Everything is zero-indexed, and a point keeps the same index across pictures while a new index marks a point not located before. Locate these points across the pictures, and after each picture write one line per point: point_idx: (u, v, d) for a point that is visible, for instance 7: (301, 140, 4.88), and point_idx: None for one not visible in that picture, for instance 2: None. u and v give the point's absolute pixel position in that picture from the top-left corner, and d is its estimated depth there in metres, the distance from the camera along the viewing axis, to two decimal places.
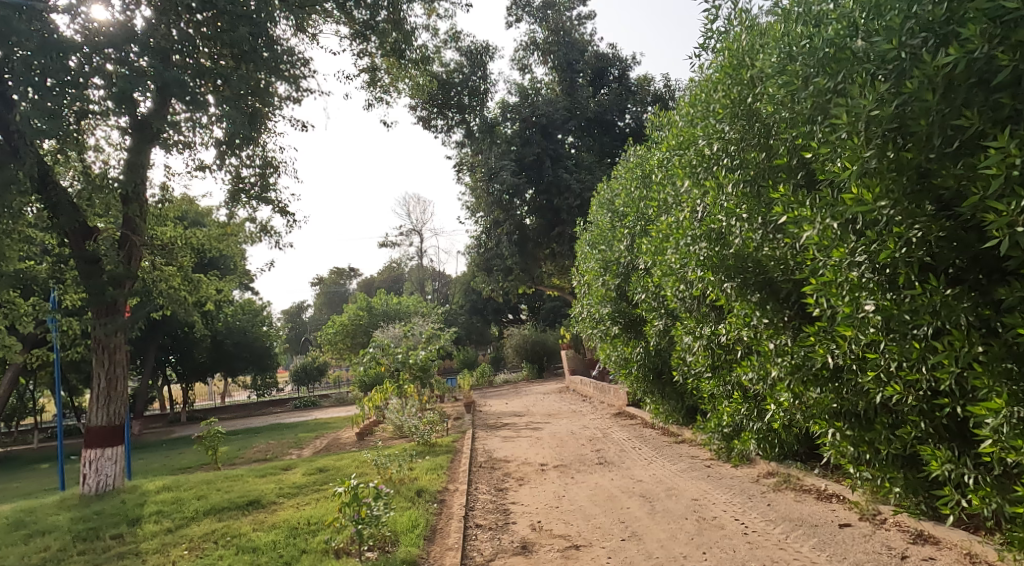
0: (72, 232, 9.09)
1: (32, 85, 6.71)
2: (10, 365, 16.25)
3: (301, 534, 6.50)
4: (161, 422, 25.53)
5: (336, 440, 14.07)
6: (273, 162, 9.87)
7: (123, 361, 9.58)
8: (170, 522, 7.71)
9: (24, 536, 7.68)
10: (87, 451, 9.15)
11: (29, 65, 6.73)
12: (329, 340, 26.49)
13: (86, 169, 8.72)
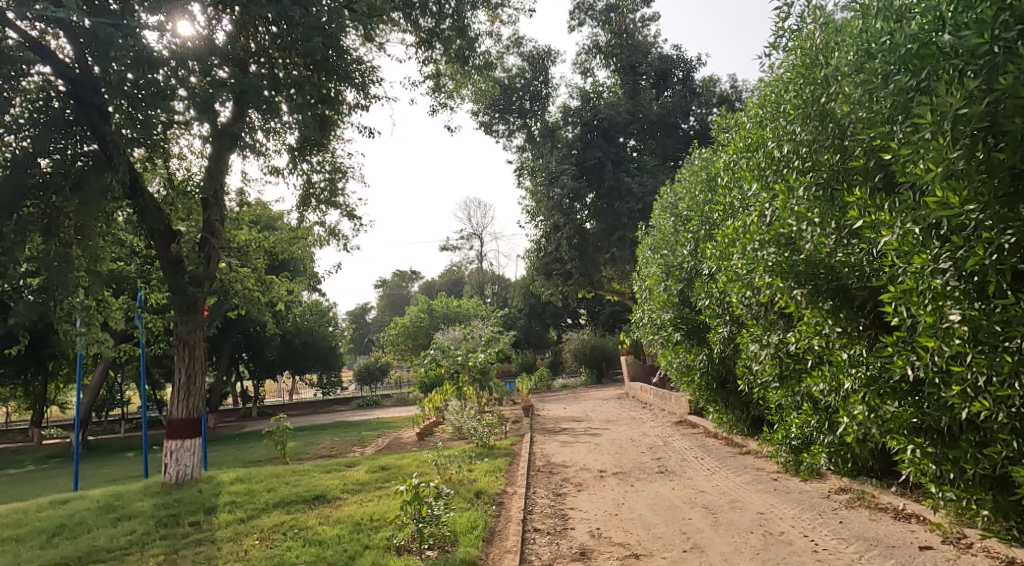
0: (158, 234, 9.49)
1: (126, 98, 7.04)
2: (100, 360, 17.18)
3: (364, 530, 6.62)
4: (233, 417, 26.59)
5: (397, 439, 14.28)
6: (342, 167, 10.12)
7: (203, 357, 9.99)
8: (243, 512, 7.99)
9: (112, 518, 8.12)
10: (168, 442, 9.52)
11: (123, 79, 7.04)
12: (391, 341, 27.02)
13: (171, 178, 9.76)
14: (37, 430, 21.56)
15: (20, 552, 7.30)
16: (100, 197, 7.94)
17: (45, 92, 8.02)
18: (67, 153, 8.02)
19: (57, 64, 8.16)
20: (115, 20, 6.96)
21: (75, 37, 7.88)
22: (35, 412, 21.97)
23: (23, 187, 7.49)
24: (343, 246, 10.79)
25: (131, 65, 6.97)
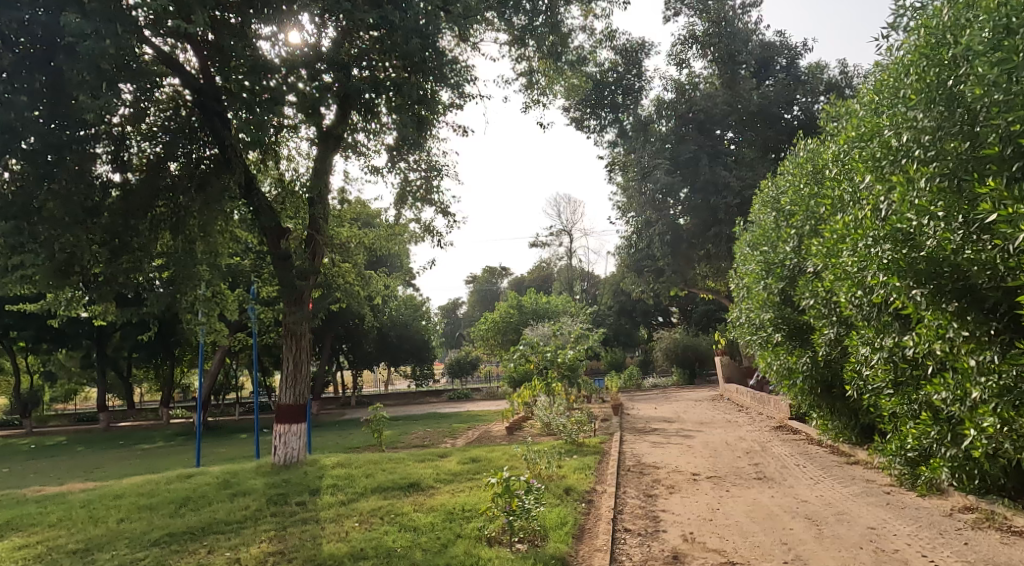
0: (268, 231, 10.00)
1: (246, 106, 7.62)
2: (217, 347, 18.29)
3: (456, 519, 6.71)
4: (333, 405, 27.77)
5: (487, 432, 14.44)
6: (438, 166, 10.28)
7: (308, 347, 10.41)
8: (344, 495, 8.38)
9: (229, 494, 8.82)
10: (278, 425, 10.08)
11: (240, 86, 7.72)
12: (481, 336, 27.38)
13: (280, 177, 10.92)
14: (165, 410, 23.19)
15: (153, 520, 8.06)
16: (219, 196, 9.64)
17: (176, 100, 9.59)
18: (192, 155, 9.73)
19: (185, 75, 9.16)
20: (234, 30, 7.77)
21: (200, 51, 8.78)
22: (164, 392, 23.63)
23: (157, 188, 9.27)
24: (437, 243, 10.97)
25: (246, 71, 7.64)
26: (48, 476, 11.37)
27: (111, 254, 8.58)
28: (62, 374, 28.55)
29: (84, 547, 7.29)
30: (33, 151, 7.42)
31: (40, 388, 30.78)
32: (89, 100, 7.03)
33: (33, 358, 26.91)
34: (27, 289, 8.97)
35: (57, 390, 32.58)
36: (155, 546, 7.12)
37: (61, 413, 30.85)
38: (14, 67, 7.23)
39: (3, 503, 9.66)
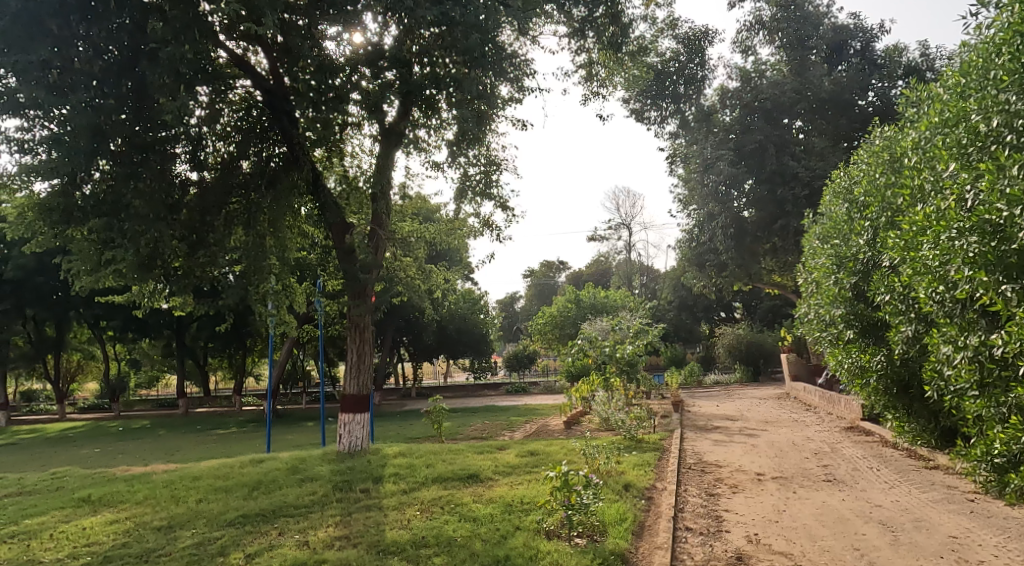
0: (334, 227, 10.23)
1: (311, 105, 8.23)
2: (286, 338, 18.88)
3: (515, 512, 6.71)
4: (394, 396, 28.31)
5: (546, 426, 14.43)
6: (497, 160, 10.27)
7: (371, 338, 10.60)
8: (406, 483, 8.52)
9: (297, 480, 9.09)
10: (343, 414, 10.35)
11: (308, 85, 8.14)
12: (539, 330, 27.40)
13: (345, 175, 11.22)
14: (237, 398, 24.11)
15: (228, 501, 8.40)
16: (288, 193, 10.06)
17: (248, 102, 9.84)
18: (265, 154, 10.05)
19: (255, 76, 9.55)
20: (304, 29, 8.08)
21: (271, 54, 9.04)
22: (235, 381, 24.54)
23: (231, 186, 9.58)
24: (495, 237, 11.00)
25: (314, 71, 8.07)
26: (130, 457, 11.97)
27: (190, 248, 9.22)
28: (142, 362, 30.02)
29: (167, 524, 7.66)
30: (121, 152, 7.96)
31: (122, 375, 32.45)
32: (169, 101, 7.53)
33: (117, 346, 28.38)
34: (110, 281, 9.45)
35: (137, 377, 34.27)
36: (230, 526, 7.42)
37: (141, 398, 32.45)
38: (104, 73, 7.63)
39: (92, 481, 10.22)
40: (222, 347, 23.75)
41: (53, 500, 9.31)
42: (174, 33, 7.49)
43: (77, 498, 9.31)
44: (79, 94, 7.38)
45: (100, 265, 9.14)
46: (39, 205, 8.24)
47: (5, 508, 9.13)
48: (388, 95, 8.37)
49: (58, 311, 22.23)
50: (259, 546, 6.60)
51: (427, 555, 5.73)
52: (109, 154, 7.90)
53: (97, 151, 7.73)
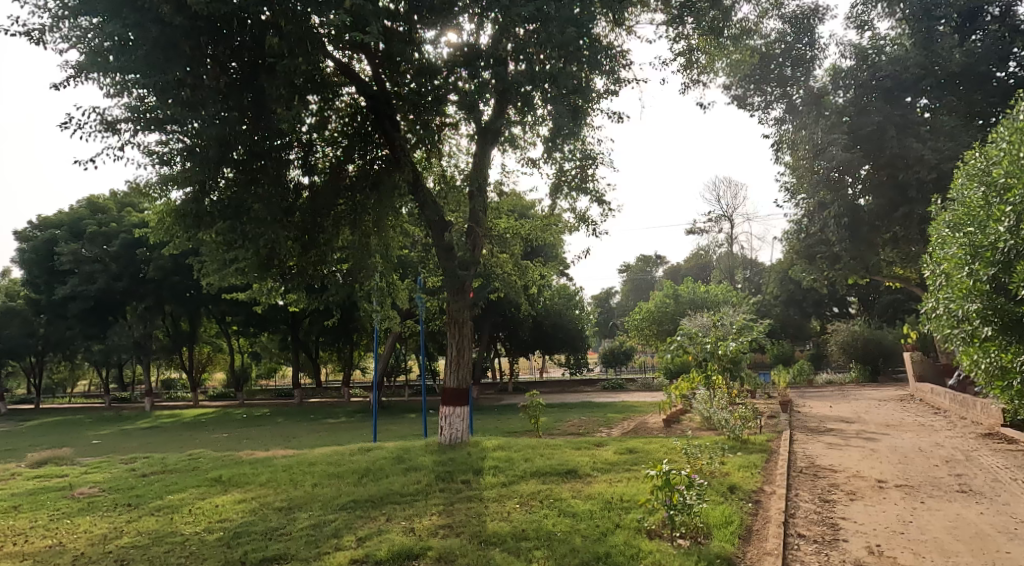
0: (433, 224, 10.43)
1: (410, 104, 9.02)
2: (389, 332, 19.57)
3: (615, 509, 6.69)
4: (492, 390, 28.79)
5: (645, 423, 14.26)
6: (593, 154, 10.22)
7: (470, 333, 10.85)
8: (505, 476, 8.66)
9: (402, 469, 9.44)
10: (444, 407, 10.65)
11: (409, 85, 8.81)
12: (636, 326, 27.07)
13: (443, 175, 11.65)
14: (346, 389, 25.26)
15: (340, 487, 8.84)
16: (391, 194, 10.33)
17: (353, 107, 10.21)
18: (368, 157, 10.39)
19: (359, 82, 9.87)
20: (403, 33, 8.44)
21: (375, 59, 9.38)
22: (344, 373, 25.69)
23: (339, 189, 10.11)
24: (592, 232, 10.97)
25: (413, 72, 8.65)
26: (251, 442, 12.82)
27: (302, 248, 9.84)
28: (261, 354, 32.02)
29: (287, 506, 8.16)
30: (243, 160, 8.62)
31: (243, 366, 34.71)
32: (285, 112, 8.21)
33: (239, 339, 30.41)
34: (234, 278, 10.18)
35: (257, 369, 36.53)
36: (343, 510, 7.81)
37: (261, 388, 34.61)
38: (229, 88, 8.24)
39: (220, 463, 11.04)
40: (332, 341, 24.92)
41: (187, 479, 10.12)
42: (289, 45, 8.00)
43: (208, 478, 10.09)
44: (208, 108, 7.93)
45: (226, 264, 9.90)
46: (174, 211, 9.02)
47: (148, 485, 10.01)
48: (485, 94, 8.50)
49: (188, 307, 24.09)
50: (370, 530, 6.91)
51: (529, 547, 5.81)
52: (232, 162, 8.56)
53: (223, 160, 8.36)
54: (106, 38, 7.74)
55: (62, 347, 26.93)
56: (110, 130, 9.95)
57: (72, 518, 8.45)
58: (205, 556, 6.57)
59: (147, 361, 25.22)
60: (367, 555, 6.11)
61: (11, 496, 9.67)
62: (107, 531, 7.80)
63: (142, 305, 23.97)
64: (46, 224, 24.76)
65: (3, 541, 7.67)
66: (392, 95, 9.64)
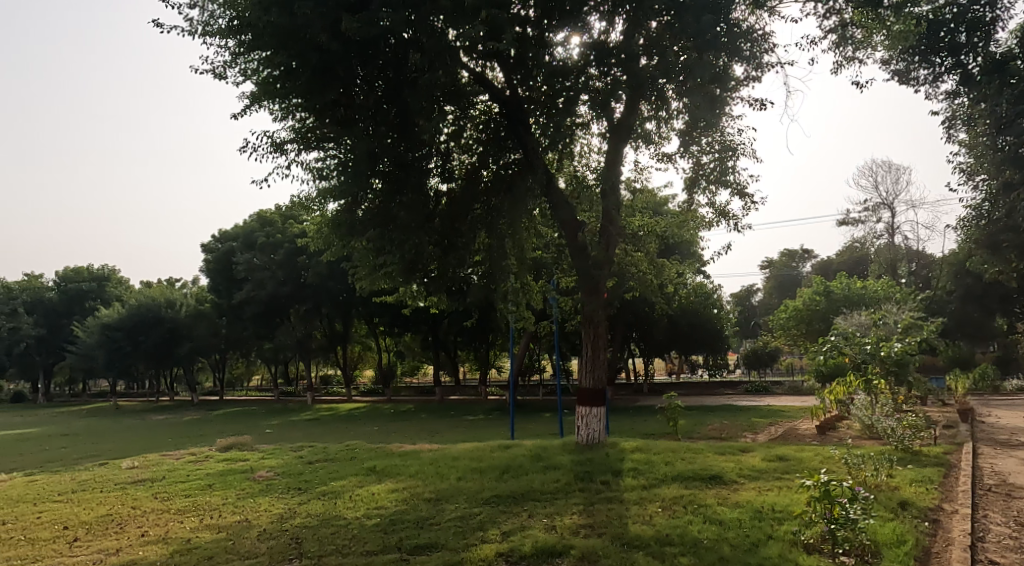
0: (567, 225, 10.61)
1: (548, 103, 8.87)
2: (524, 333, 19.87)
3: (767, 519, 6.45)
4: (628, 391, 28.41)
5: (795, 430, 13.52)
6: (733, 145, 9.84)
7: (605, 334, 10.86)
8: (645, 479, 8.59)
9: (542, 467, 9.61)
10: (580, 407, 10.73)
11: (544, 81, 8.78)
12: (783, 325, 25.74)
13: (575, 174, 12.22)
14: (483, 388, 25.92)
15: (483, 481, 9.17)
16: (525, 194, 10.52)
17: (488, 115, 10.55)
18: (503, 162, 10.77)
19: (494, 90, 10.16)
20: (534, 34, 8.68)
21: (508, 65, 9.60)
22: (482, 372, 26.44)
23: (475, 194, 10.48)
24: (733, 226, 10.61)
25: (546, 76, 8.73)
26: (399, 436, 13.58)
27: (443, 253, 10.27)
28: (407, 353, 33.70)
29: (436, 497, 8.58)
30: (389, 171, 9.29)
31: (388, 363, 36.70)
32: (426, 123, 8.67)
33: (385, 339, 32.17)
34: (384, 282, 10.93)
35: (403, 366, 38.39)
36: (487, 504, 8.10)
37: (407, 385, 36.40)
38: (376, 104, 8.93)
39: (374, 454, 11.79)
40: (471, 341, 25.73)
41: (346, 468, 10.92)
42: (430, 59, 8.41)
43: (365, 467, 10.82)
44: (359, 126, 8.80)
45: (376, 269, 10.70)
46: (330, 221, 9.90)
47: (313, 471, 10.91)
48: (617, 93, 8.57)
49: (343, 309, 25.83)
50: (513, 525, 7.14)
51: (673, 553, 5.74)
52: (380, 173, 9.24)
53: (371, 172, 9.04)
54: (273, 67, 8.58)
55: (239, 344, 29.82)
56: (279, 150, 11.06)
57: (254, 498, 9.39)
58: (366, 539, 7.07)
59: (306, 359, 27.31)
60: (512, 549, 6.30)
61: (204, 476, 10.90)
62: (282, 511, 8.60)
63: (303, 307, 26.04)
64: (226, 237, 27.88)
65: (200, 515, 8.68)
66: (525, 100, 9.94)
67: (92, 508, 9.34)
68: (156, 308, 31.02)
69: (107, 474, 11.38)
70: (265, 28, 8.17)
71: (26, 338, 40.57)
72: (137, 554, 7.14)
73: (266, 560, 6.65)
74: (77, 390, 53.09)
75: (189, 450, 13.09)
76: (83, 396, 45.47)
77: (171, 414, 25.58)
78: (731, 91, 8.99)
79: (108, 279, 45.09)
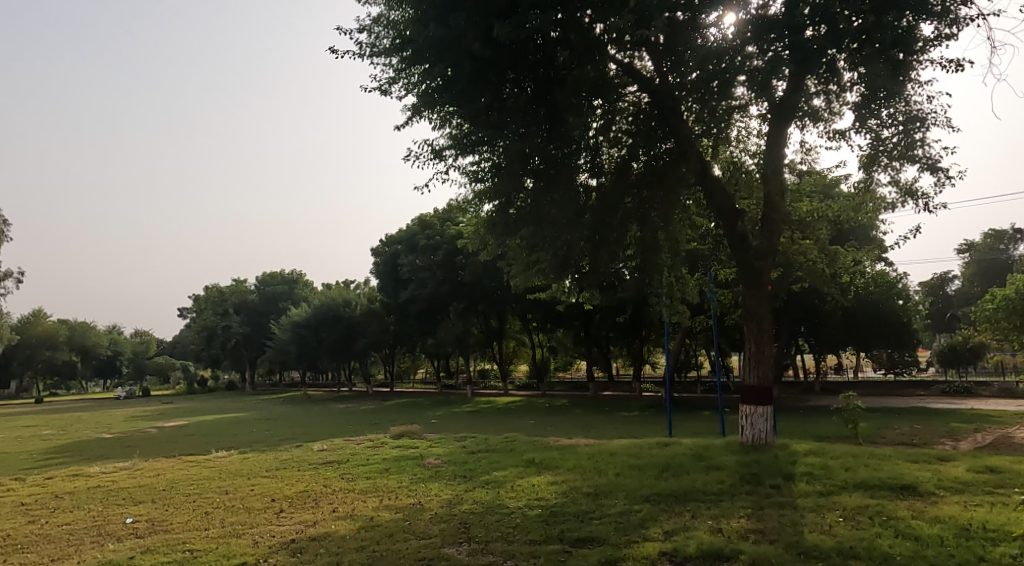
0: (725, 214, 10.27)
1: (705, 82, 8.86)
2: (680, 328, 19.34)
3: (977, 539, 6.08)
4: (797, 389, 26.62)
5: (1003, 438, 12.00)
6: (920, 115, 8.95)
7: (770, 329, 10.33)
8: (823, 485, 8.21)
9: (705, 467, 9.36)
10: (744, 406, 10.31)
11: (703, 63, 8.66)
12: (990, 317, 22.87)
13: (730, 161, 11.81)
14: (637, 383, 25.31)
15: (642, 478, 9.13)
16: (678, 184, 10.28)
17: (638, 106, 10.50)
18: (654, 152, 10.47)
19: (643, 80, 10.09)
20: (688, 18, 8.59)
21: (658, 51, 9.47)
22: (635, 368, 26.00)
23: (626, 186, 10.40)
24: (925, 205, 9.63)
25: (701, 60, 8.67)
26: (558, 430, 13.82)
27: (595, 247, 10.38)
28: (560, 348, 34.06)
29: (595, 492, 8.68)
30: (541, 168, 9.48)
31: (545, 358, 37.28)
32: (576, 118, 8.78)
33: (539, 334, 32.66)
34: (539, 278, 11.25)
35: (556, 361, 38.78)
36: (646, 502, 8.08)
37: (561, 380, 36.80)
38: (528, 104, 9.23)
39: (533, 447, 12.12)
40: (625, 337, 25.42)
41: (508, 459, 11.34)
42: (578, 55, 8.65)
43: (524, 459, 11.19)
44: (512, 127, 9.09)
45: (531, 266, 11.03)
46: (486, 221, 10.31)
47: (477, 460, 11.47)
48: (780, 69, 8.27)
49: (498, 305, 26.57)
50: (676, 525, 7.09)
51: None
52: (531, 171, 9.50)
53: (523, 170, 9.37)
54: (432, 79, 9.07)
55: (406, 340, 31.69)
56: (439, 157, 11.74)
57: (426, 483, 10.07)
58: (530, 529, 7.35)
59: (466, 355, 28.48)
60: (676, 550, 6.36)
61: (381, 461, 11.85)
62: (451, 496, 9.15)
63: (460, 305, 27.12)
64: (391, 240, 29.87)
65: (380, 496, 9.47)
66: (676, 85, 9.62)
67: (292, 485, 10.54)
68: (334, 307, 34.14)
69: (299, 455, 12.73)
70: (424, 43, 8.67)
71: (234, 335, 46.33)
72: (329, 527, 7.97)
73: (439, 541, 7.14)
74: (275, 379, 59.49)
75: (367, 436, 14.27)
76: (281, 385, 51.01)
77: (351, 403, 27.87)
78: (918, 55, 8.25)
79: (297, 282, 49.89)
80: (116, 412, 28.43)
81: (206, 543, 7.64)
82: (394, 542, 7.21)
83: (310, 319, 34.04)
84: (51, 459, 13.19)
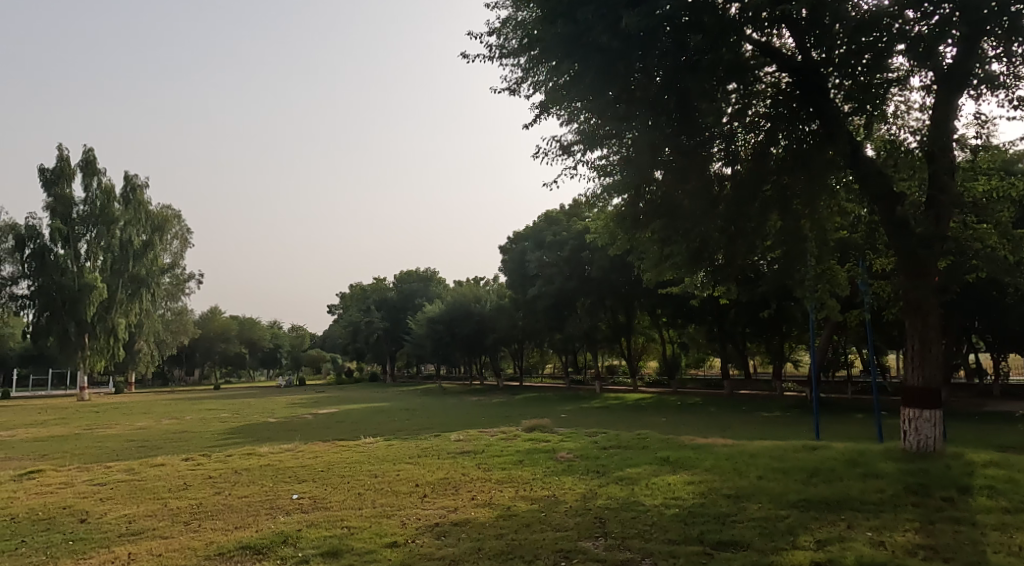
0: (881, 199, 9.30)
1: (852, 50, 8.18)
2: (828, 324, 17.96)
3: None
4: (973, 392, 23.70)
5: None
6: None
7: (938, 325, 9.24)
8: (1008, 501, 7.34)
9: (861, 474, 8.63)
10: (907, 409, 9.34)
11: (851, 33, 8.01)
12: None
13: (888, 139, 10.68)
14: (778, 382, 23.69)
15: (788, 483, 8.61)
16: (825, 168, 9.46)
17: (777, 87, 9.80)
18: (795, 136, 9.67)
19: (783, 59, 9.40)
20: None
21: (799, 27, 8.81)
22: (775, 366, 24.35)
23: (765, 174, 9.68)
24: None
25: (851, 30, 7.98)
26: (692, 428, 13.36)
27: (730, 240, 9.69)
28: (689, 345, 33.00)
29: (735, 494, 8.32)
30: (673, 160, 9.21)
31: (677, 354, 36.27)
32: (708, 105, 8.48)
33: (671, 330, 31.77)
34: (674, 272, 10.89)
35: (688, 358, 37.56)
36: (794, 508, 7.62)
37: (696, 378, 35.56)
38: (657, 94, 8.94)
39: (668, 445, 11.80)
40: (761, 333, 23.87)
41: (643, 456, 11.14)
42: (712, 39, 8.19)
43: (659, 457, 10.94)
44: (638, 119, 8.87)
45: (663, 260, 10.70)
46: (616, 215, 10.19)
47: (610, 456, 11.37)
48: (949, 31, 7.63)
49: (626, 300, 25.97)
50: (829, 534, 6.66)
51: None
52: (662, 162, 9.26)
53: (653, 162, 9.18)
54: (559, 75, 9.10)
55: (535, 336, 32.08)
56: (567, 153, 11.73)
57: (560, 477, 10.19)
58: (668, 528, 7.19)
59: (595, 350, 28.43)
60: (831, 560, 5.99)
61: (515, 453, 12.13)
62: (585, 491, 9.18)
63: (589, 300, 26.92)
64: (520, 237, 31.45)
65: (517, 487, 9.71)
66: (823, 63, 8.99)
67: (434, 472, 11.09)
68: (467, 304, 35.65)
69: (438, 445, 13.36)
70: (552, 39, 8.74)
71: (377, 331, 49.34)
72: (469, 514, 8.30)
73: (574, 534, 7.20)
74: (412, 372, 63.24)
75: (501, 429, 14.68)
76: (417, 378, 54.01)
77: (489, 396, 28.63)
78: None
79: (432, 280, 52.38)
80: (283, 399, 31.25)
81: (361, 521, 8.20)
82: (531, 532, 7.37)
83: (446, 315, 35.57)
84: (228, 440, 14.83)
